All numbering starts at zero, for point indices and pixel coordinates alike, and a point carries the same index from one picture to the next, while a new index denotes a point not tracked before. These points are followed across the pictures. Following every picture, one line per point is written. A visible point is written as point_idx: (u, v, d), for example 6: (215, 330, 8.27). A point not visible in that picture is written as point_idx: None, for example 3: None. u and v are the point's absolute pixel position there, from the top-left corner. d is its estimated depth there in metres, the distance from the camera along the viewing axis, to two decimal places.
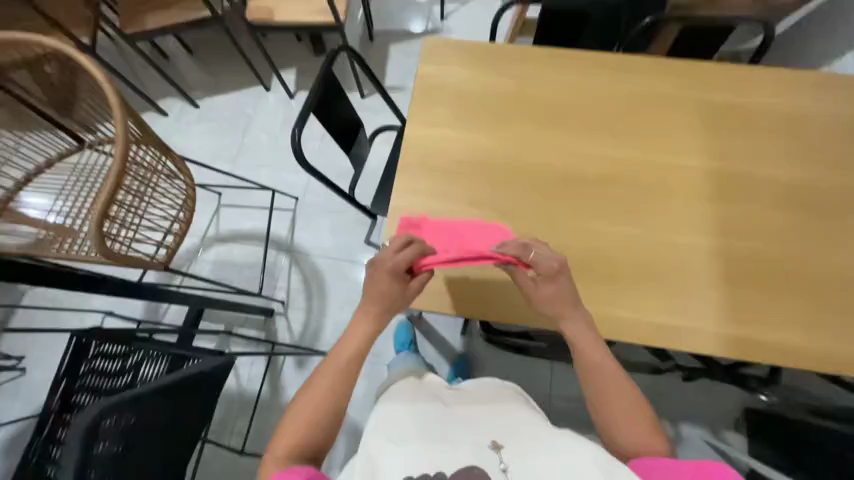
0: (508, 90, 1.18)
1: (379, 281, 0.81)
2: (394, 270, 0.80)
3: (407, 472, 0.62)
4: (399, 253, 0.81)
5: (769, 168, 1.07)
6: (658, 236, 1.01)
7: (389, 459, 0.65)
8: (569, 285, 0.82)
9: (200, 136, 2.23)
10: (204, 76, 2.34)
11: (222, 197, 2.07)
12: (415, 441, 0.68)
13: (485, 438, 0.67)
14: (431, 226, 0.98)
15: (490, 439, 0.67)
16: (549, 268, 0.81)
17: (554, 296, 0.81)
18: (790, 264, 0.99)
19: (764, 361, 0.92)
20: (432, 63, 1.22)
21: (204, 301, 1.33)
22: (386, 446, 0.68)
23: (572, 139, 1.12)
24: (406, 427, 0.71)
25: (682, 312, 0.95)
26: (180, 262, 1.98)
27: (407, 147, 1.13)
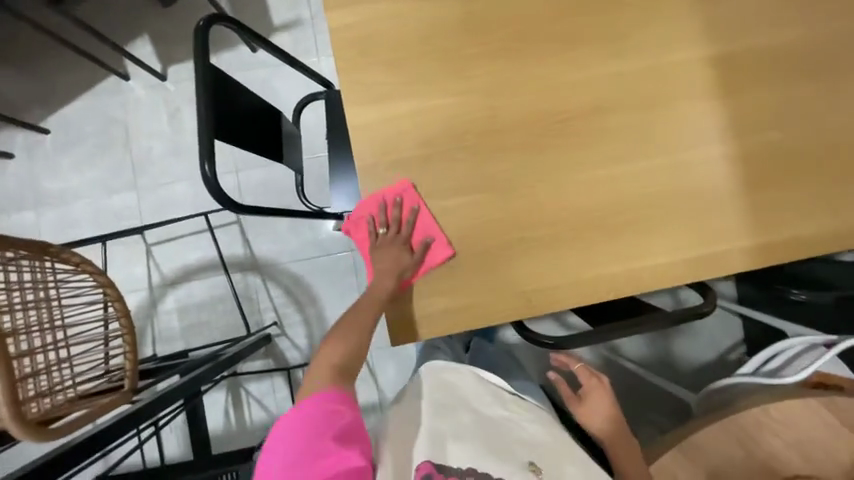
0: (456, 18, 0.88)
1: (390, 259, 0.85)
2: (402, 243, 0.86)
3: (471, 468, 0.69)
4: (400, 231, 0.86)
5: (772, 32, 0.91)
6: (673, 160, 0.89)
7: (458, 452, 0.71)
8: (611, 399, 0.95)
9: (74, 169, 1.72)
10: (29, 83, 1.70)
11: (148, 236, 1.72)
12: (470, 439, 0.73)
13: (529, 460, 0.73)
14: (360, 238, 0.88)
15: (532, 463, 0.73)
16: (588, 381, 0.96)
17: (597, 409, 0.94)
18: (807, 145, 0.90)
19: (795, 257, 0.89)
20: (342, 5, 0.87)
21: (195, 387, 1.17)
22: (457, 439, 0.73)
23: (552, 64, 0.89)
24: (469, 427, 0.76)
25: (712, 236, 0.89)
26: (139, 323, 1.72)
27: (357, 142, 0.86)
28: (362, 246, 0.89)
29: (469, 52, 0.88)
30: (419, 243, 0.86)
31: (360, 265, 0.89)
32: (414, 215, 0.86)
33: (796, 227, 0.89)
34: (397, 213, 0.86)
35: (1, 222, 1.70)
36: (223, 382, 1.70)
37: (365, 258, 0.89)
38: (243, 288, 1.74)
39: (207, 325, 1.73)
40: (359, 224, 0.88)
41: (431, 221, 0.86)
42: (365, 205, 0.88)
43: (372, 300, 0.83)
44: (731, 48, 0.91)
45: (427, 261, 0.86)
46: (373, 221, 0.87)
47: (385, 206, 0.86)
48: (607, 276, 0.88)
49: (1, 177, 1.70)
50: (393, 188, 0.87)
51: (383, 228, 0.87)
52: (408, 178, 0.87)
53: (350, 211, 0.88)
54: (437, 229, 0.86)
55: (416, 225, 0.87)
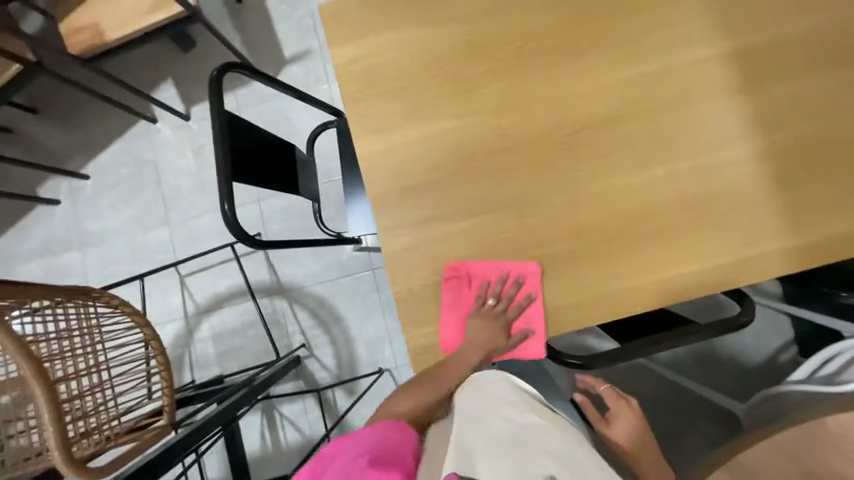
0: (457, 41, 0.89)
1: (489, 335, 0.84)
2: (507, 326, 0.85)
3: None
4: (508, 311, 0.85)
5: (792, 20, 0.86)
6: (696, 163, 0.85)
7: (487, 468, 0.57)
8: (641, 421, 0.92)
9: (113, 210, 1.84)
10: (70, 134, 1.84)
11: (181, 268, 1.81)
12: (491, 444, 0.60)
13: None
14: (465, 298, 0.86)
15: None
16: (615, 403, 0.93)
17: (626, 433, 0.90)
18: (842, 134, 0.84)
19: (841, 256, 0.82)
20: (345, 42, 0.89)
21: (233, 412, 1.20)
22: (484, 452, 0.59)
23: (556, 77, 0.87)
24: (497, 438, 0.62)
25: (747, 240, 0.83)
26: (177, 351, 1.80)
27: (368, 172, 0.88)
28: (463, 303, 0.86)
29: (472, 73, 0.88)
30: (519, 330, 0.85)
31: (453, 319, 0.86)
32: (527, 303, 0.85)
33: (842, 223, 0.82)
34: (513, 292, 0.85)
35: (51, 264, 1.83)
36: (258, 405, 1.74)
37: (459, 315, 0.86)
38: (271, 312, 1.79)
39: (239, 350, 1.79)
40: (471, 284, 0.86)
41: (540, 314, 0.85)
42: (485, 269, 0.86)
43: (457, 367, 0.82)
44: (747, 42, 0.86)
45: (518, 350, 0.85)
46: (487, 288, 0.86)
47: (504, 280, 0.85)
48: (632, 289, 0.84)
49: (51, 222, 1.85)
50: (519, 267, 0.85)
51: (492, 300, 0.86)
52: (537, 262, 0.85)
53: (469, 266, 0.86)
54: (541, 323, 0.85)
55: (526, 312, 0.85)
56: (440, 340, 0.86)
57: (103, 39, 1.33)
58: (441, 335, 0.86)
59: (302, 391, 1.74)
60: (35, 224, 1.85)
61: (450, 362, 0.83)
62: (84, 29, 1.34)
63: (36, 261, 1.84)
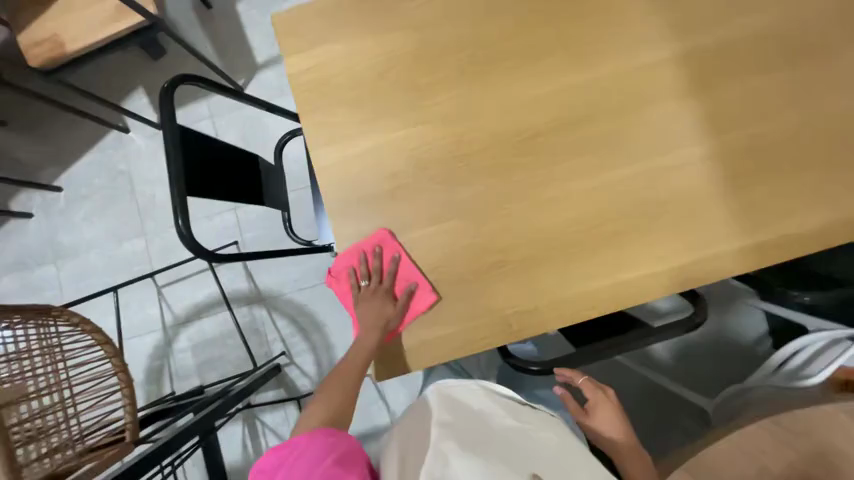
0: (410, 50, 0.88)
1: (374, 312, 0.83)
2: (385, 295, 0.85)
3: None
4: (380, 281, 0.85)
5: (741, 20, 0.87)
6: (650, 166, 0.85)
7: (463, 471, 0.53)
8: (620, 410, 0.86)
9: (86, 223, 1.82)
10: (42, 147, 1.82)
11: (158, 279, 1.80)
12: (486, 451, 0.57)
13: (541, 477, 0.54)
14: (341, 294, 0.88)
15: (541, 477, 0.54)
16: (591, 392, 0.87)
17: (606, 422, 0.85)
18: (792, 134, 0.85)
19: (793, 255, 0.83)
20: (299, 52, 0.89)
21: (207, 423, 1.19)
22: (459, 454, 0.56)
23: (510, 82, 0.87)
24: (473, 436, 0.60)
25: (702, 241, 0.84)
26: (156, 362, 1.79)
27: (324, 183, 0.87)
28: (345, 299, 0.88)
29: (427, 81, 0.88)
30: (402, 291, 0.85)
31: (345, 319, 0.87)
32: (395, 264, 0.85)
33: (795, 222, 0.83)
34: (377, 263, 0.85)
35: (25, 279, 1.81)
36: (239, 414, 1.74)
37: (348, 310, 0.87)
38: (250, 320, 1.78)
39: (220, 360, 1.78)
40: (341, 278, 0.88)
41: (412, 268, 0.85)
42: (346, 258, 0.87)
43: (356, 354, 0.80)
44: (699, 44, 0.86)
45: (414, 307, 0.85)
46: (357, 275, 0.87)
47: (366, 258, 0.86)
48: (590, 293, 0.85)
49: (23, 236, 1.82)
50: (373, 238, 0.86)
51: (365, 280, 0.86)
52: (386, 227, 0.86)
53: (329, 266, 0.88)
54: (418, 275, 0.85)
55: (398, 273, 0.86)
56: None
57: (64, 49, 1.31)
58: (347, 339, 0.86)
59: (283, 399, 1.73)
60: (8, 239, 1.83)
61: (352, 352, 0.82)
62: (44, 40, 1.32)
63: (10, 276, 1.81)
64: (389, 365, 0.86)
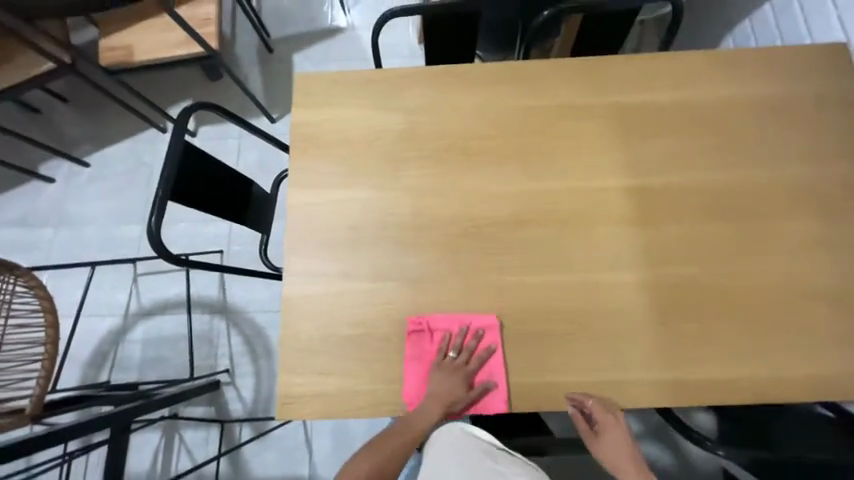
0: (400, 127, 1.01)
1: (450, 389, 0.85)
2: (465, 375, 0.86)
3: None
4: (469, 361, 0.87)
5: (694, 173, 0.96)
6: (586, 280, 0.91)
7: None
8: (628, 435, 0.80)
9: (97, 199, 1.96)
10: (88, 126, 2.03)
11: (138, 266, 1.87)
12: None
13: None
14: (424, 353, 0.88)
15: None
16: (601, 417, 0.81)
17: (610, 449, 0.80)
18: (724, 284, 0.89)
19: (708, 401, 0.84)
20: (308, 108, 1.03)
21: (126, 417, 1.16)
22: None
23: (478, 176, 0.97)
24: None
25: (621, 363, 0.86)
26: (105, 346, 1.79)
27: (292, 220, 0.96)
28: (425, 358, 0.87)
29: (406, 156, 0.99)
30: (481, 383, 0.86)
31: (416, 373, 0.87)
32: (488, 355, 0.87)
33: (712, 368, 0.85)
34: (473, 344, 0.87)
35: (23, 235, 1.92)
36: (161, 423, 1.68)
37: (420, 370, 0.87)
38: (207, 329, 1.80)
39: (165, 361, 1.77)
40: (433, 338, 0.88)
41: (502, 367, 0.87)
42: (446, 322, 0.89)
43: (420, 426, 0.82)
44: (650, 182, 0.96)
45: (482, 403, 0.86)
46: (448, 343, 0.88)
47: (464, 334, 0.88)
48: (506, 387, 0.86)
49: (38, 197, 1.96)
50: (483, 321, 0.89)
51: (453, 354, 0.88)
52: (496, 315, 0.89)
53: (430, 319, 0.89)
54: (502, 377, 0.86)
55: (486, 365, 0.87)
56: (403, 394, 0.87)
57: (132, 58, 1.55)
58: (405, 395, 0.86)
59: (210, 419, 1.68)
60: (24, 196, 1.97)
61: (413, 418, 0.83)
62: (119, 48, 1.56)
63: (11, 229, 1.93)
64: (297, 408, 0.86)
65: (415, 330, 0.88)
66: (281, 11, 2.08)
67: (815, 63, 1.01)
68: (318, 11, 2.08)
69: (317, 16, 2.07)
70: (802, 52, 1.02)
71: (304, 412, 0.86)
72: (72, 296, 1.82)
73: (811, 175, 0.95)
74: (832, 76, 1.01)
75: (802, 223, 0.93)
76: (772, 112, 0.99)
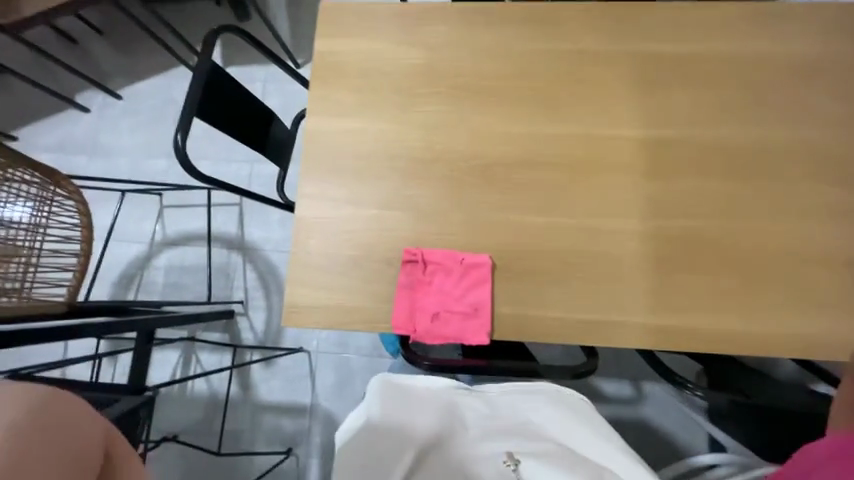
0: (420, 62, 1.01)
1: None
2: None
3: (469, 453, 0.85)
4: None
5: (712, 129, 0.94)
6: (587, 224, 0.92)
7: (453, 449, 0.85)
8: None
9: (128, 132, 2.04)
10: (121, 59, 2.09)
11: (164, 198, 1.96)
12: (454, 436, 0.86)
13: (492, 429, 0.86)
14: (416, 282, 0.91)
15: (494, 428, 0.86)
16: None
17: None
18: (724, 240, 0.90)
19: (690, 348, 0.87)
20: (330, 38, 1.04)
21: (156, 322, 1.25)
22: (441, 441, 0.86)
23: (491, 116, 0.98)
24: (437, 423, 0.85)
25: (609, 304, 0.89)
26: (132, 269, 1.92)
27: (309, 146, 1.00)
28: (418, 286, 0.91)
29: (423, 91, 1.00)
30: (466, 313, 0.90)
31: (406, 300, 0.91)
32: (476, 289, 0.91)
33: (698, 317, 0.88)
34: (462, 277, 0.91)
35: (61, 160, 2.04)
36: (180, 343, 1.82)
37: (411, 297, 0.91)
38: (225, 262, 1.89)
39: (185, 287, 1.89)
40: (426, 268, 0.92)
41: (490, 302, 0.90)
42: (441, 256, 0.92)
43: None
44: (665, 135, 0.95)
45: (466, 332, 0.90)
46: (440, 274, 0.92)
47: (456, 266, 0.91)
48: (497, 317, 0.91)
49: (74, 125, 2.06)
50: (475, 259, 0.92)
51: (442, 284, 0.91)
52: (489, 255, 0.92)
53: (426, 252, 0.92)
54: (487, 309, 0.90)
55: (473, 297, 0.91)
56: (392, 318, 0.91)
57: None
58: (394, 319, 0.91)
59: (224, 343, 1.80)
60: (62, 123, 2.07)
61: None
62: None
63: (50, 153, 2.05)
64: (301, 317, 0.93)
65: (412, 262, 0.92)
66: None
67: None
68: None
69: None
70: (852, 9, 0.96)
71: (308, 322, 0.93)
72: (103, 220, 1.94)
73: (838, 140, 0.92)
74: None
75: (818, 188, 0.91)
76: (806, 72, 0.95)
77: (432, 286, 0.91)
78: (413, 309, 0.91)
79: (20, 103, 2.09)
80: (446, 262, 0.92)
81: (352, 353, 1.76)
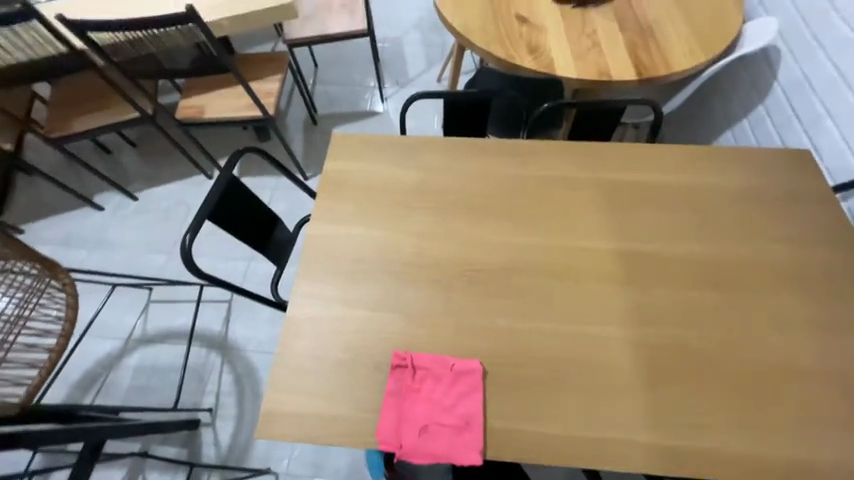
0: (416, 181, 1.16)
1: None
2: None
3: None
4: None
5: (677, 244, 1.05)
6: (575, 331, 0.94)
7: None
8: None
9: (135, 228, 2.14)
10: (146, 167, 2.32)
11: (153, 293, 1.95)
12: None
13: None
14: (405, 390, 0.87)
15: None
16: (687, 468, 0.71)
17: None
18: (710, 350, 0.92)
19: (699, 472, 0.80)
20: (338, 159, 1.20)
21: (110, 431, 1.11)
22: None
23: (478, 227, 1.08)
24: None
25: (608, 419, 0.85)
26: (97, 369, 1.79)
27: (308, 248, 1.06)
28: (406, 395, 0.87)
29: (417, 204, 1.12)
30: (457, 428, 0.84)
31: (392, 409, 0.86)
32: (467, 400, 0.86)
33: (701, 435, 0.83)
34: (453, 388, 0.87)
35: (61, 252, 2.08)
36: (129, 459, 1.58)
37: (399, 407, 0.86)
38: (201, 363, 1.78)
39: (150, 391, 1.73)
40: (414, 374, 0.89)
41: (481, 414, 0.85)
42: (431, 361, 0.90)
43: None
44: (638, 248, 1.05)
45: (457, 450, 0.82)
46: (429, 382, 0.88)
47: (446, 374, 0.89)
48: (491, 431, 0.85)
49: (84, 221, 2.17)
50: (466, 364, 0.90)
51: (433, 392, 0.88)
52: (480, 361, 0.91)
53: (415, 357, 0.91)
54: (479, 423, 0.85)
55: (466, 409, 0.86)
56: (377, 432, 0.84)
57: (202, 115, 1.86)
58: (378, 433, 0.84)
59: (179, 462, 1.57)
60: (73, 218, 2.18)
61: None
62: (193, 106, 1.89)
63: (52, 246, 2.10)
64: (279, 426, 0.85)
65: (402, 366, 0.89)
66: (331, 94, 2.48)
67: (782, 161, 1.16)
68: (360, 96, 2.46)
69: (359, 100, 2.44)
70: (770, 154, 1.17)
71: (285, 433, 0.85)
72: (84, 314, 1.89)
73: (789, 257, 1.03)
74: (801, 175, 1.14)
75: (785, 300, 0.97)
76: (746, 199, 1.11)
77: (420, 394, 0.87)
78: (398, 421, 0.85)
79: (39, 200, 2.23)
80: (436, 367, 0.90)
81: (325, 476, 1.54)
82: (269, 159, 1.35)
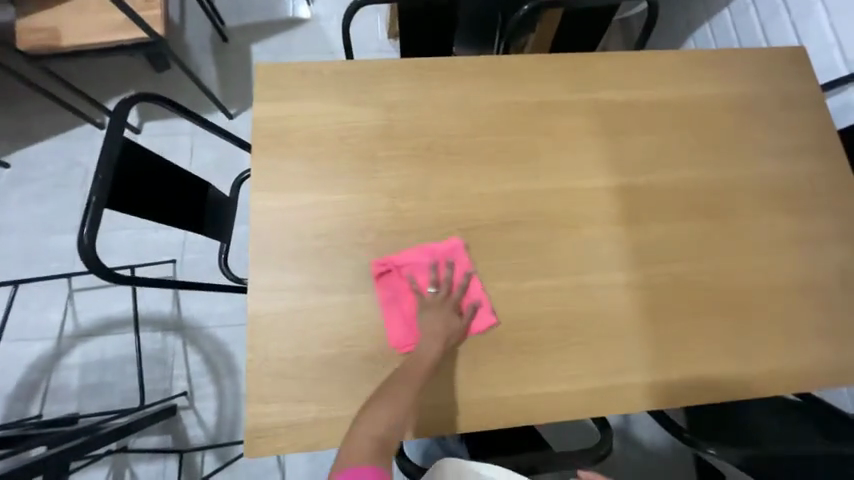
0: (378, 123, 0.92)
1: None
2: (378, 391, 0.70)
3: None
4: None
5: (675, 171, 0.96)
6: (576, 283, 0.88)
7: None
8: None
9: (20, 205, 1.69)
10: (6, 120, 1.76)
11: (74, 281, 1.63)
12: None
13: None
14: (401, 294, 0.83)
15: None
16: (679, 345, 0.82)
17: None
18: (707, 282, 0.90)
19: (695, 400, 0.85)
20: (272, 101, 0.91)
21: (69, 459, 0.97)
22: None
23: (462, 176, 0.91)
24: None
25: (614, 366, 0.84)
26: (34, 375, 1.55)
27: (258, 227, 0.85)
28: (401, 297, 0.83)
29: (385, 154, 0.91)
30: (467, 306, 0.83)
31: (397, 316, 0.82)
32: (466, 279, 0.84)
33: (698, 367, 0.86)
34: (449, 273, 0.83)
35: None
36: (108, 458, 1.49)
37: (402, 311, 0.82)
38: (159, 348, 1.60)
39: (108, 387, 1.56)
40: (403, 274, 0.84)
41: (481, 286, 0.85)
42: (415, 255, 0.85)
43: None
44: (636, 181, 0.95)
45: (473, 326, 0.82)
46: (418, 276, 0.84)
47: (436, 264, 0.84)
48: (501, 400, 0.81)
49: None
50: (446, 245, 0.86)
51: (433, 288, 0.83)
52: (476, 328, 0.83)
53: (395, 258, 0.84)
54: (482, 292, 0.85)
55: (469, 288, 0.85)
56: (392, 342, 0.81)
57: (61, 43, 1.34)
58: (394, 341, 0.80)
59: (165, 449, 1.50)
60: None
61: None
62: (44, 29, 1.35)
63: None
64: (271, 439, 0.76)
65: (387, 273, 0.83)
66: None
67: (780, 62, 1.05)
68: None
69: (275, 4, 1.91)
70: (769, 54, 1.05)
71: (280, 443, 0.76)
72: None
73: (782, 173, 0.99)
74: (797, 77, 1.04)
75: (776, 220, 0.95)
76: (744, 111, 1.01)
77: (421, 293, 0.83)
78: (409, 325, 0.81)
79: None
80: (423, 260, 0.85)
81: None
82: (173, 108, 1.01)
